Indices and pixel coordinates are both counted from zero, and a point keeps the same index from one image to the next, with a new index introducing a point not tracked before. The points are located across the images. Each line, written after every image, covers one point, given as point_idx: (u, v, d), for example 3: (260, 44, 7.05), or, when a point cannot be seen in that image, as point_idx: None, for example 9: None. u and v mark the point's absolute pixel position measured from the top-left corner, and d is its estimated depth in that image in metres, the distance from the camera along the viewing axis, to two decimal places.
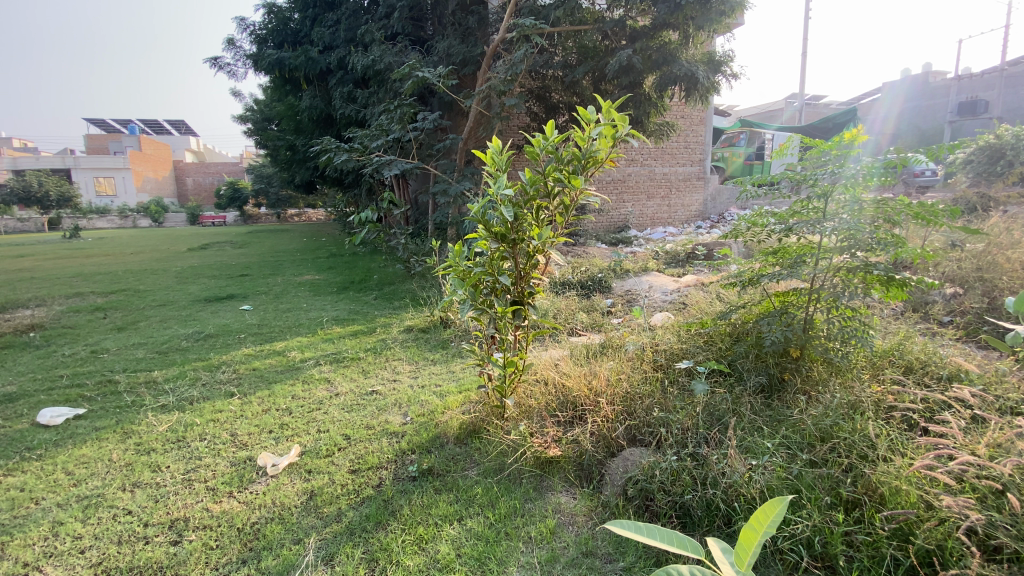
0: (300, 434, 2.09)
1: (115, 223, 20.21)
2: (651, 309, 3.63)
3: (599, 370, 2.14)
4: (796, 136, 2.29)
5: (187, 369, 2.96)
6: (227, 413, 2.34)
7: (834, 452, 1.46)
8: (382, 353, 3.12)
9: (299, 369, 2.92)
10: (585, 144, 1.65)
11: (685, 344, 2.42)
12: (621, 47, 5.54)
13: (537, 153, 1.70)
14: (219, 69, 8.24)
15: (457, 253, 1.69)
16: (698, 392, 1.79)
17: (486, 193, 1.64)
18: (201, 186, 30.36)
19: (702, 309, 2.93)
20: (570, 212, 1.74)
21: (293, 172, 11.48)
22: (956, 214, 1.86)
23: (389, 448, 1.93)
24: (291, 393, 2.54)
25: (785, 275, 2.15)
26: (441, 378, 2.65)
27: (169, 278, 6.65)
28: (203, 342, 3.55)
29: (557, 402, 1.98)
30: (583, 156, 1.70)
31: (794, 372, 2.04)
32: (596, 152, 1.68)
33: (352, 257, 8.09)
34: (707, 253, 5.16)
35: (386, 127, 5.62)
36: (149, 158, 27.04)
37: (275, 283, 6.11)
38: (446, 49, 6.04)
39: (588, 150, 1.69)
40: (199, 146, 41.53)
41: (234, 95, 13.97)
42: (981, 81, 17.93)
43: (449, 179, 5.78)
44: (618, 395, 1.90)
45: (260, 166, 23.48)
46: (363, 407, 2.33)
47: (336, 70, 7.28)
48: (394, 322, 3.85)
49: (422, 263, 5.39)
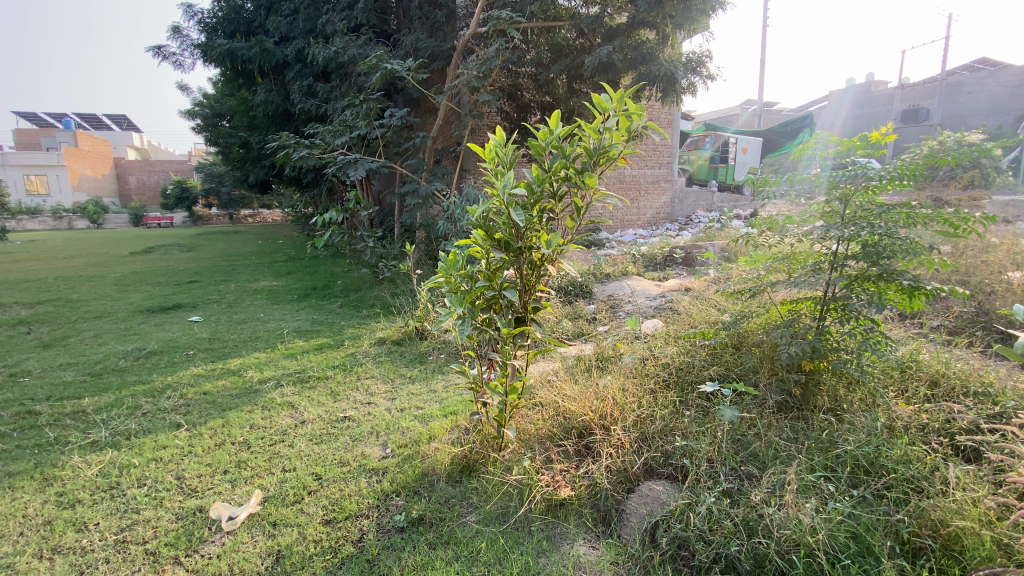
0: (262, 475, 1.79)
1: (49, 225, 18.74)
2: (639, 316, 3.46)
3: (603, 390, 1.94)
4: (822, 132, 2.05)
5: (125, 394, 2.58)
6: (172, 450, 2.00)
7: (890, 488, 1.32)
8: (353, 371, 2.82)
9: (257, 392, 2.58)
10: (600, 139, 1.43)
11: (688, 356, 2.25)
12: (597, 45, 5.39)
13: (542, 148, 1.47)
14: (164, 58, 7.63)
15: (453, 263, 1.46)
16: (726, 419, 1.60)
17: (486, 195, 1.39)
18: (146, 185, 28.53)
19: (698, 317, 2.76)
20: (582, 217, 1.51)
21: (247, 170, 10.83)
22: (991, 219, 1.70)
23: (369, 490, 1.66)
24: (249, 422, 2.22)
25: (798, 284, 2.01)
26: (422, 400, 2.38)
27: (107, 286, 6.04)
28: (145, 362, 3.14)
29: (560, 428, 1.78)
30: (594, 152, 1.49)
31: (810, 387, 1.89)
32: (610, 146, 1.47)
33: (313, 261, 7.63)
34: (685, 256, 5.03)
35: (350, 122, 5.28)
36: (87, 154, 25.19)
37: (228, 290, 5.63)
38: (414, 42, 5.74)
39: (600, 145, 1.48)
40: (144, 143, 39.19)
41: (180, 88, 13.12)
42: (920, 91, 18.98)
43: (419, 179, 5.47)
44: (629, 419, 1.71)
45: (211, 165, 22.26)
46: (335, 438, 2.04)
47: (294, 63, 6.85)
48: (364, 334, 3.54)
49: (391, 268, 5.06)
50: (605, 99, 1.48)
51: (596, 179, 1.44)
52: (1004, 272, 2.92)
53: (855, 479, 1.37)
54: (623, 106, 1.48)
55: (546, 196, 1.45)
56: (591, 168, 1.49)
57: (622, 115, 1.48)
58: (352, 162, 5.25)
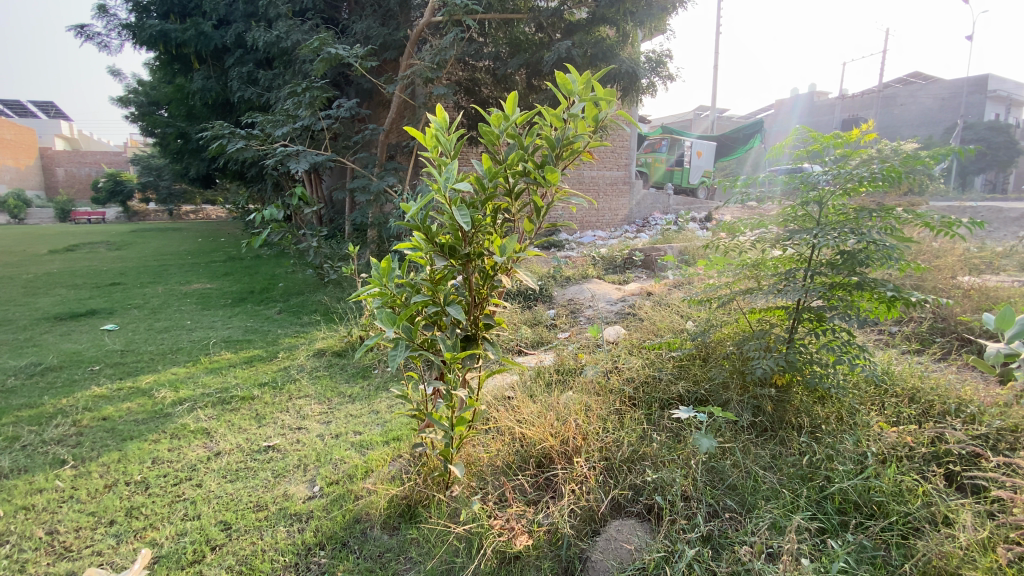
0: (156, 527, 1.47)
1: None
2: (600, 322, 3.29)
3: (562, 411, 1.72)
4: (801, 128, 1.91)
5: (4, 422, 2.16)
6: (48, 495, 1.63)
7: (889, 531, 1.18)
8: (286, 389, 2.50)
9: (169, 417, 2.22)
10: (565, 127, 1.21)
11: (653, 368, 2.04)
12: (556, 40, 5.23)
13: (496, 136, 1.24)
14: (86, 38, 6.91)
15: (386, 271, 1.20)
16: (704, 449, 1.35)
17: (426, 189, 1.14)
18: (74, 177, 26.33)
19: (662, 324, 2.59)
20: (543, 220, 1.28)
21: (186, 163, 10.08)
22: (977, 223, 1.55)
23: (287, 543, 1.39)
24: (152, 455, 1.88)
25: (768, 291, 1.85)
26: (362, 424, 2.11)
27: (12, 289, 5.35)
28: (37, 380, 2.69)
29: (515, 457, 1.56)
30: (557, 142, 1.26)
31: (783, 403, 1.74)
32: (576, 137, 1.25)
33: (255, 262, 7.11)
34: (645, 258, 4.88)
35: (293, 112, 4.89)
36: (9, 143, 23.05)
37: (154, 293, 5.09)
38: (364, 30, 5.40)
39: (564, 135, 1.26)
40: (75, 133, 36.40)
41: (112, 74, 12.11)
42: (858, 102, 20.03)
43: (369, 175, 5.14)
44: (592, 446, 1.51)
45: (148, 157, 20.80)
46: (253, 474, 1.74)
47: (234, 48, 6.34)
48: (302, 345, 3.20)
49: (337, 271, 4.70)
50: (571, 80, 1.25)
51: (560, 173, 1.22)
52: (956, 277, 2.94)
53: (850, 521, 1.23)
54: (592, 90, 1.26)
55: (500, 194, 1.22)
56: (552, 161, 1.26)
57: (594, 100, 1.26)
58: (295, 155, 4.85)
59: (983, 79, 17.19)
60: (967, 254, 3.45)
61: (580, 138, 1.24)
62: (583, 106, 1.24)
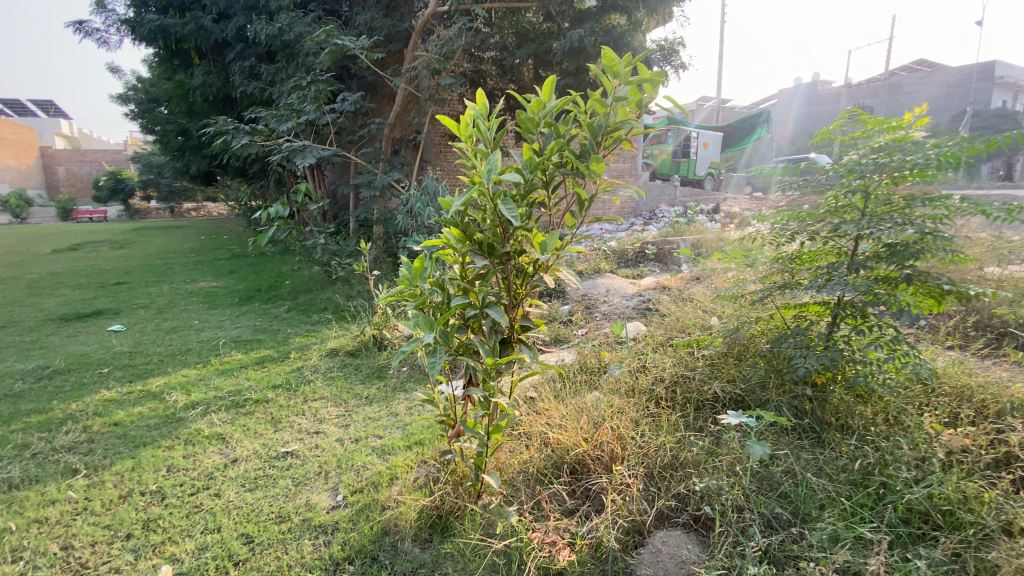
0: (176, 541, 1.40)
1: None
2: (617, 318, 3.20)
3: (593, 414, 1.65)
4: (853, 111, 1.80)
5: (12, 429, 2.08)
6: (62, 507, 1.56)
7: (962, 543, 1.11)
8: (300, 390, 2.44)
9: (182, 421, 2.15)
10: (611, 113, 1.12)
11: (684, 366, 1.96)
12: (565, 29, 5.11)
13: (535, 124, 1.15)
14: (85, 34, 6.81)
15: (419, 271, 1.12)
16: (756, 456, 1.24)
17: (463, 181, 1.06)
18: (75, 175, 26.24)
19: (686, 319, 2.50)
20: (584, 214, 1.19)
21: (188, 160, 9.99)
22: None
23: (315, 557, 1.32)
24: (167, 463, 1.81)
25: (805, 286, 1.77)
26: (381, 427, 2.03)
27: (17, 289, 5.28)
28: (45, 384, 2.62)
29: (549, 464, 1.49)
30: (599, 129, 1.18)
31: (824, 403, 1.66)
32: (620, 124, 1.16)
33: (260, 259, 7.03)
34: (658, 252, 4.77)
35: (297, 106, 4.79)
36: (9, 142, 22.96)
37: (159, 293, 5.02)
38: (368, 21, 5.27)
39: (607, 122, 1.17)
40: (74, 132, 36.30)
41: (112, 71, 11.99)
42: (862, 90, 19.80)
43: (375, 169, 5.04)
44: (630, 452, 1.44)
45: (149, 155, 20.67)
46: (273, 483, 1.67)
47: (235, 42, 6.23)
48: (314, 345, 3.13)
49: (345, 267, 4.61)
50: (616, 61, 1.15)
51: (605, 164, 1.13)
52: (987, 269, 2.84)
53: (917, 534, 1.16)
54: (638, 71, 1.17)
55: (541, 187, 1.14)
56: (593, 149, 1.18)
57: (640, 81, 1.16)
58: (300, 150, 4.75)
59: (991, 65, 16.95)
60: (993, 244, 3.35)
61: (626, 125, 1.16)
62: (629, 90, 1.15)
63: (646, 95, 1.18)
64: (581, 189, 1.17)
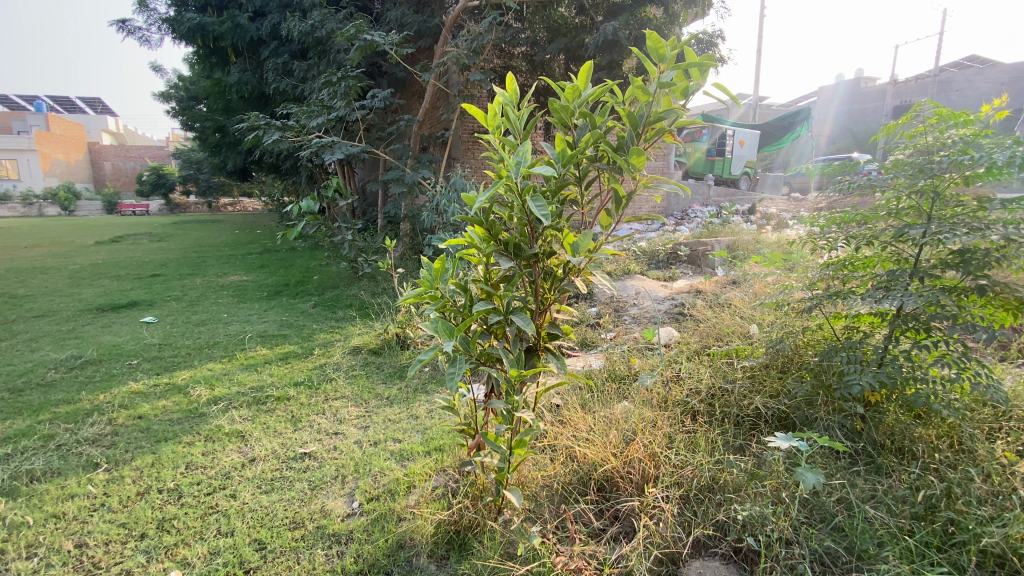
0: (188, 544, 1.37)
1: (18, 211, 18.03)
2: (648, 322, 3.06)
3: (623, 427, 1.55)
4: (928, 103, 1.63)
5: (41, 419, 2.11)
6: (80, 503, 1.55)
7: None
8: (322, 388, 2.40)
9: (203, 417, 2.14)
10: (655, 100, 1.02)
11: (722, 378, 1.84)
12: (598, 23, 4.96)
13: (569, 113, 1.06)
14: (128, 33, 7.01)
15: (439, 272, 1.04)
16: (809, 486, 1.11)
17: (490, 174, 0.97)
18: (120, 170, 27.34)
19: (722, 327, 2.36)
20: (621, 212, 1.09)
21: (224, 156, 10.24)
22: None
23: (328, 569, 1.26)
24: (186, 460, 1.79)
25: (859, 296, 1.62)
26: (401, 430, 1.97)
27: (59, 279, 5.47)
28: (76, 374, 2.66)
29: (574, 480, 1.40)
30: (640, 119, 1.07)
31: (878, 424, 1.52)
32: (664, 113, 1.06)
33: (290, 254, 7.13)
34: (691, 253, 4.59)
35: (328, 102, 4.81)
36: (59, 138, 24.07)
37: (192, 285, 5.12)
38: (398, 17, 5.25)
39: (649, 111, 1.07)
40: (121, 129, 37.86)
41: (154, 69, 12.41)
42: (909, 87, 18.85)
43: (404, 166, 5.02)
44: (664, 471, 1.33)
45: (189, 151, 21.34)
46: (289, 485, 1.63)
47: (269, 40, 6.31)
48: (337, 341, 3.10)
49: (371, 264, 4.60)
50: (661, 44, 1.05)
51: (647, 157, 1.03)
52: None
53: None
54: (684, 55, 1.06)
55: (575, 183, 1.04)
56: (633, 141, 1.07)
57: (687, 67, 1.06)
58: (329, 146, 4.76)
59: None
60: None
61: (670, 114, 1.05)
62: (674, 76, 1.04)
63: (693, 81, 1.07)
64: (619, 184, 1.06)
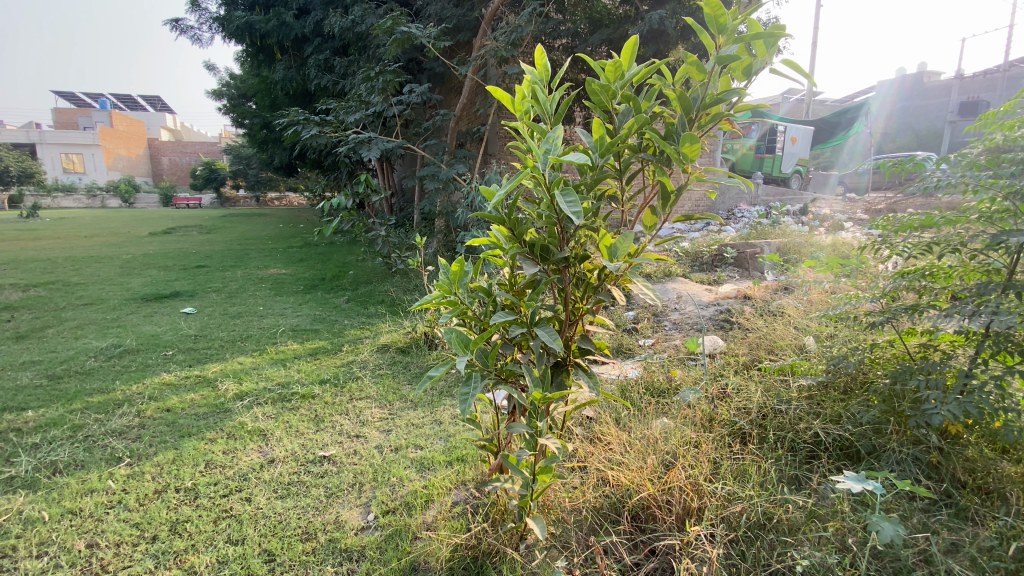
0: (198, 550, 1.32)
1: (83, 202, 19.22)
2: (689, 328, 2.87)
3: (662, 450, 1.41)
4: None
5: (74, 409, 2.14)
6: (98, 498, 1.54)
7: None
8: (347, 387, 2.35)
9: (228, 413, 2.11)
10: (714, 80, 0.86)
11: (775, 397, 1.66)
12: (643, 12, 4.75)
13: (610, 94, 0.92)
14: (181, 32, 7.25)
15: (458, 275, 0.93)
16: (885, 540, 0.94)
17: (518, 163, 0.84)
18: (177, 165, 28.73)
19: (774, 338, 2.16)
20: (669, 210, 0.94)
21: (270, 151, 10.52)
22: None
23: None
24: (206, 458, 1.75)
25: (938, 313, 1.42)
26: (423, 437, 1.88)
27: (112, 268, 5.71)
28: (114, 363, 2.71)
29: (606, 507, 1.27)
30: (695, 103, 0.92)
31: (958, 460, 1.32)
32: (724, 95, 0.90)
33: (328, 248, 7.23)
34: (738, 256, 4.32)
35: (366, 97, 4.80)
36: (122, 134, 25.53)
37: (232, 277, 5.24)
38: (438, 11, 5.16)
39: (705, 92, 0.91)
40: (178, 125, 39.77)
41: (207, 68, 12.89)
42: (979, 81, 17.46)
43: (439, 162, 4.95)
44: (709, 503, 1.20)
45: (238, 147, 22.15)
46: (305, 491, 1.56)
47: (313, 37, 6.37)
48: (367, 338, 3.06)
49: (404, 260, 4.56)
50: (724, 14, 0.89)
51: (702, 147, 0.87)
52: None
53: None
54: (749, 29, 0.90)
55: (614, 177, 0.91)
56: (686, 128, 0.92)
57: (752, 40, 0.90)
58: (366, 141, 4.75)
59: None
60: None
61: (732, 96, 0.89)
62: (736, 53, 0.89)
63: (760, 58, 0.91)
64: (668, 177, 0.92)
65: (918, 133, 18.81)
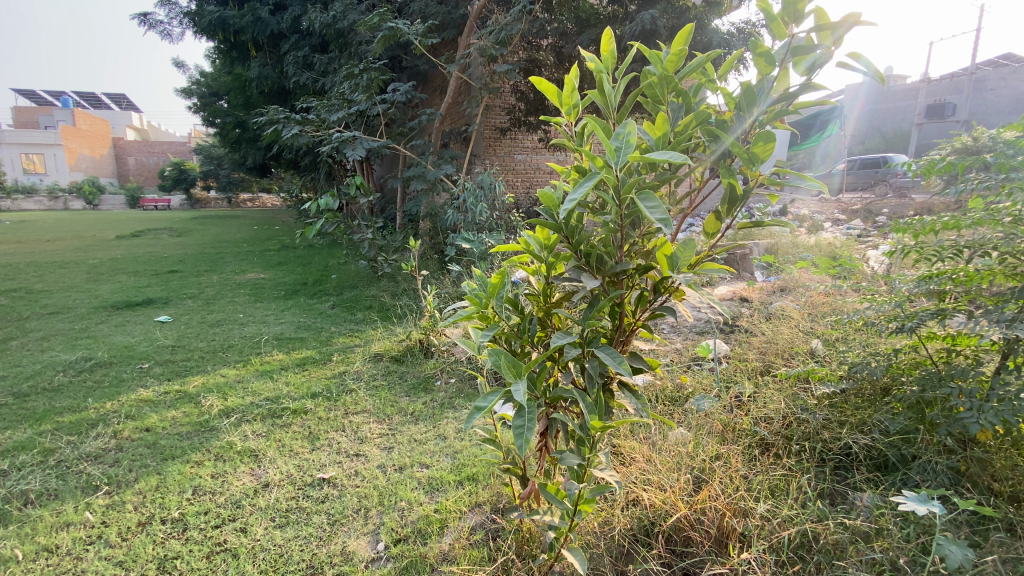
0: None
1: (44, 205, 18.38)
2: (690, 332, 2.82)
3: (689, 467, 1.34)
4: None
5: (43, 430, 1.96)
6: (75, 533, 1.39)
7: None
8: (341, 400, 2.22)
9: (214, 431, 1.97)
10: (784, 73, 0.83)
11: (796, 406, 1.61)
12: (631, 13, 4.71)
13: (668, 87, 0.87)
14: (150, 27, 6.95)
15: (495, 289, 0.93)
16: (955, 566, 0.88)
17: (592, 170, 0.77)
18: (144, 165, 27.76)
19: (783, 342, 2.12)
20: (732, 215, 0.88)
21: (245, 151, 10.19)
22: None
23: None
24: (194, 483, 1.62)
25: (964, 317, 1.38)
26: (428, 453, 1.78)
27: (77, 274, 5.41)
28: (84, 378, 2.53)
29: (637, 531, 1.20)
30: (759, 98, 0.88)
31: (993, 469, 1.27)
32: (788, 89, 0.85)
33: (308, 252, 7.01)
34: (728, 257, 4.32)
35: (349, 95, 4.64)
36: (85, 133, 24.51)
37: (208, 283, 5.01)
38: (421, 8, 5.04)
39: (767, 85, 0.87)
40: (145, 125, 38.49)
41: (177, 66, 12.45)
42: (942, 86, 18.07)
43: (425, 162, 4.82)
44: (749, 524, 1.13)
45: (209, 147, 21.47)
46: (307, 519, 1.44)
47: (290, 33, 6.17)
48: (358, 347, 2.93)
49: (391, 264, 4.42)
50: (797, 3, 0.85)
51: (773, 147, 0.84)
52: None
53: None
54: (816, 22, 0.87)
55: (674, 177, 0.85)
56: (746, 126, 0.89)
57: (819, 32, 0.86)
58: (350, 141, 4.60)
59: None
60: None
61: (799, 91, 0.85)
62: (805, 45, 0.85)
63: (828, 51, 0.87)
64: (733, 178, 0.86)
65: (885, 136, 19.38)
